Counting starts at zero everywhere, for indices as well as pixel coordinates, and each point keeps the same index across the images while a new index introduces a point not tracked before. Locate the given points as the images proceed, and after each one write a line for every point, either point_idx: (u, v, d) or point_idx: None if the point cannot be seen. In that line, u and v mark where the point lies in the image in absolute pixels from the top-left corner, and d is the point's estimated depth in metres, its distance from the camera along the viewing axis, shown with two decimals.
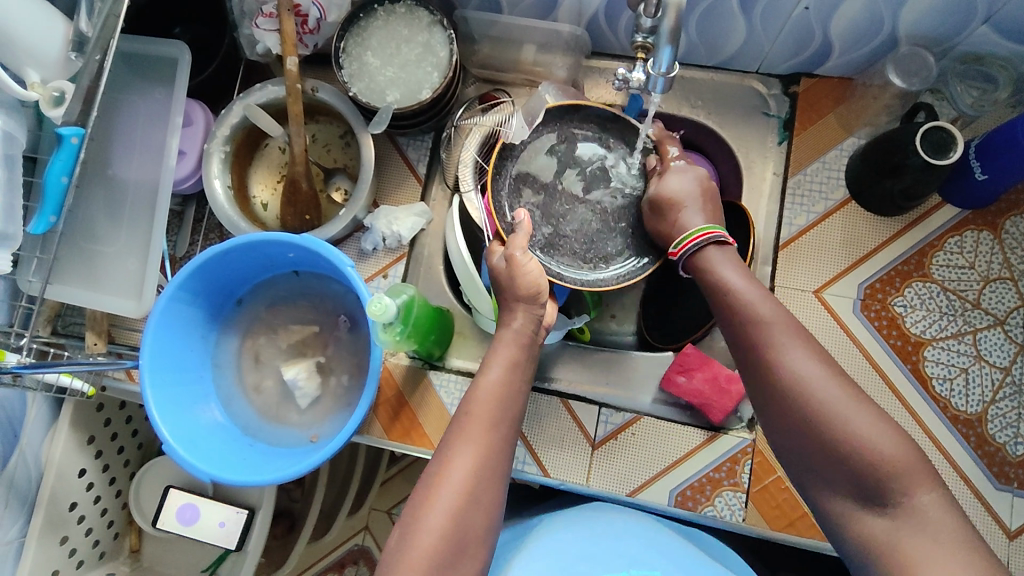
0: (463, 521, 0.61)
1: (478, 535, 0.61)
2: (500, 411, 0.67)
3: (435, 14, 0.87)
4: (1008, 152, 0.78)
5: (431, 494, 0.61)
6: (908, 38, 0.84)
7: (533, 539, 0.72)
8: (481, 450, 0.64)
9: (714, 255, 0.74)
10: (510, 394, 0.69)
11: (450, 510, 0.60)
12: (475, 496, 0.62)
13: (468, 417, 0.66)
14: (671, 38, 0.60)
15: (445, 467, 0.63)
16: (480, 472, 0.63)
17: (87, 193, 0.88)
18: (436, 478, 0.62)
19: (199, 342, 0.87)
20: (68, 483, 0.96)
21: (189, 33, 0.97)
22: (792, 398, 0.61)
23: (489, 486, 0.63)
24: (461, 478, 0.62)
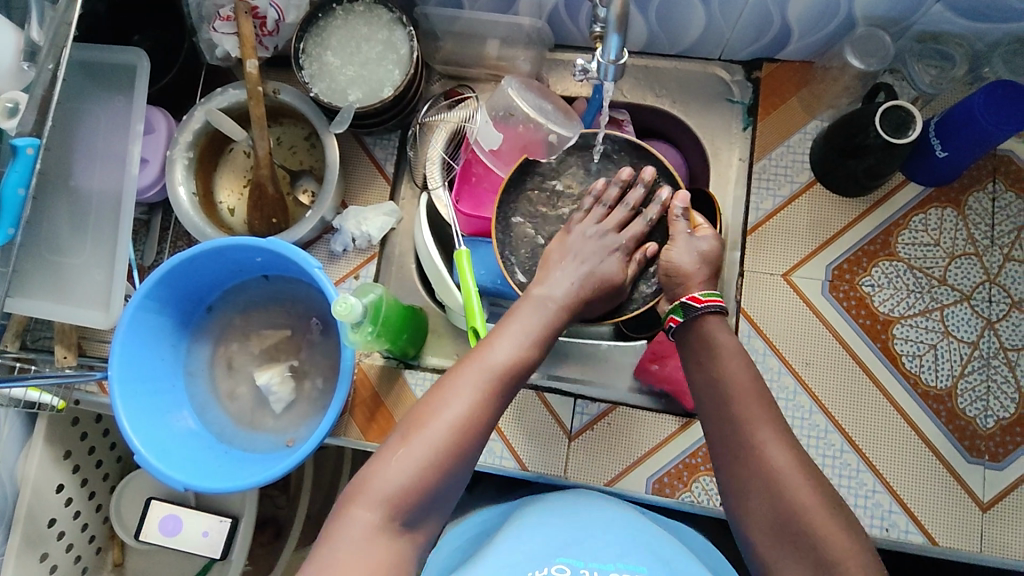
0: (439, 468, 0.60)
1: (447, 486, 0.61)
2: (510, 366, 0.66)
3: (394, 12, 0.87)
4: (965, 127, 0.79)
5: (413, 430, 0.61)
6: (864, 19, 0.85)
7: (514, 523, 0.71)
8: (476, 402, 0.63)
9: (715, 329, 0.69)
10: (524, 354, 0.67)
11: (425, 456, 0.59)
12: (456, 444, 0.61)
13: (470, 367, 0.65)
14: (619, 25, 0.61)
15: (431, 411, 0.62)
16: (468, 422, 0.62)
17: (48, 205, 0.86)
18: (418, 417, 0.62)
19: (170, 351, 0.86)
20: (44, 499, 0.95)
21: (148, 39, 0.94)
22: (759, 441, 0.61)
23: (473, 440, 0.62)
24: (446, 423, 0.61)
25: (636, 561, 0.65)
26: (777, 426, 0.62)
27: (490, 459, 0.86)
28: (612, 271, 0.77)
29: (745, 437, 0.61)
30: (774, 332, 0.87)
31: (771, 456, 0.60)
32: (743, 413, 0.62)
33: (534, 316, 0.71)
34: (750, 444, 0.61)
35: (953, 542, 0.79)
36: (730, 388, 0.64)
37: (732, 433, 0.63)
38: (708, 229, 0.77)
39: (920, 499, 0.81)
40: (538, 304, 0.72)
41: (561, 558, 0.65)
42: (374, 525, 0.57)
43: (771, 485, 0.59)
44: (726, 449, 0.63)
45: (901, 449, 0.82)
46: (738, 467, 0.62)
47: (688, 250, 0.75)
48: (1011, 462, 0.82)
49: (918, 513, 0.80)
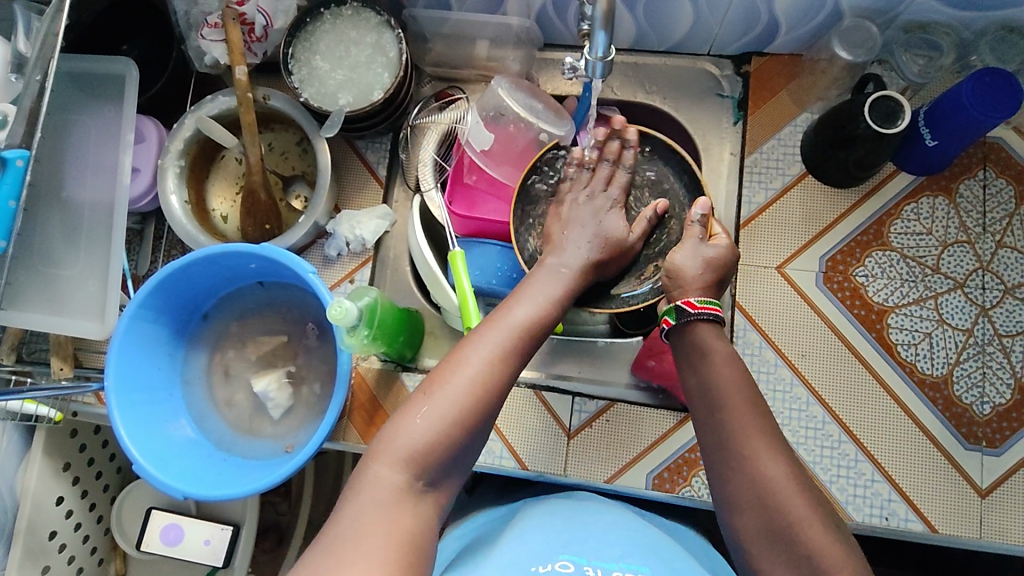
0: (463, 424, 0.59)
1: (471, 445, 0.60)
2: (530, 328, 0.66)
3: (382, 15, 0.87)
4: (953, 115, 0.80)
5: (436, 386, 0.60)
6: (851, 10, 0.85)
7: (517, 524, 0.72)
8: (497, 358, 0.62)
9: (707, 336, 0.68)
10: (542, 317, 0.67)
11: (448, 413, 0.59)
12: (480, 399, 0.60)
13: (489, 327, 0.64)
14: (605, 22, 0.61)
15: (454, 367, 0.61)
16: (490, 379, 0.61)
17: (41, 217, 0.86)
18: (440, 374, 0.61)
19: (166, 360, 0.86)
20: (45, 512, 0.95)
21: (137, 49, 0.94)
22: (752, 438, 0.61)
23: (496, 398, 0.61)
24: (469, 378, 0.60)
25: (639, 562, 0.65)
26: (768, 427, 0.62)
27: (490, 460, 0.86)
28: (615, 230, 0.78)
29: (738, 433, 0.61)
30: (769, 325, 0.87)
31: (766, 447, 0.60)
32: (736, 409, 0.62)
33: (549, 281, 0.71)
34: (745, 438, 0.61)
35: (952, 529, 0.80)
36: (722, 385, 0.64)
37: (726, 434, 0.62)
38: (722, 240, 0.75)
39: (919, 487, 0.81)
40: (552, 270, 0.72)
41: (563, 556, 0.64)
42: (398, 485, 0.56)
43: (760, 478, 0.59)
44: (718, 450, 0.62)
45: (899, 437, 0.83)
46: (726, 467, 0.61)
47: (693, 256, 0.74)
48: (1010, 448, 0.82)
49: (917, 501, 0.81)
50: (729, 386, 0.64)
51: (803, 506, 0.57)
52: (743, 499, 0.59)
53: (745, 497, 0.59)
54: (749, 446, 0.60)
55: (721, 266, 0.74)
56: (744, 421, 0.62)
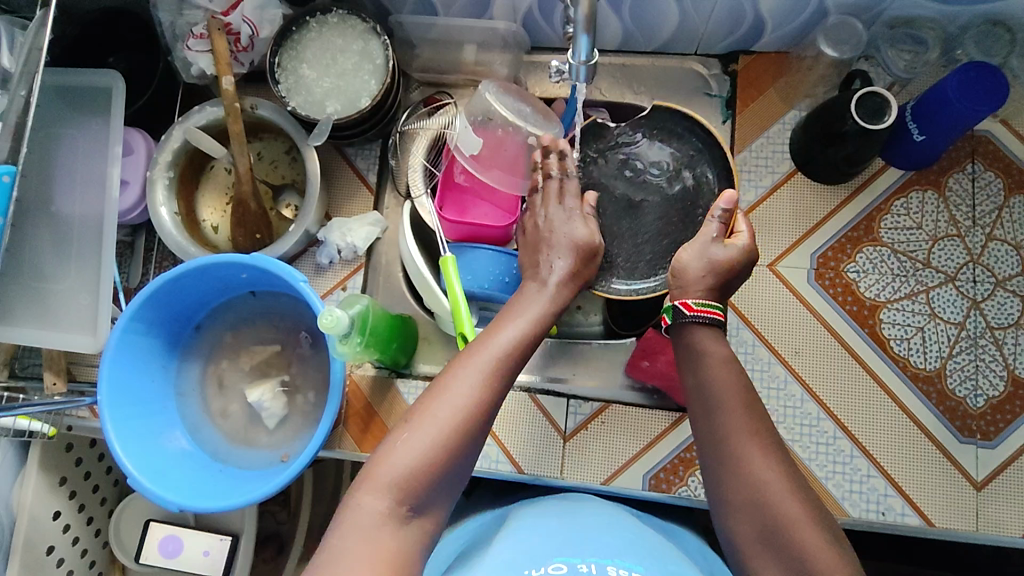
0: (447, 451, 0.59)
1: (459, 468, 0.60)
2: (516, 351, 0.66)
3: (367, 21, 0.87)
4: (941, 110, 0.80)
5: (423, 413, 0.60)
6: (836, 7, 0.85)
7: (508, 530, 0.71)
8: (482, 383, 0.62)
9: (706, 333, 0.68)
10: (528, 340, 0.67)
11: (433, 439, 0.59)
12: (466, 425, 0.60)
13: (475, 352, 0.65)
14: (588, 26, 0.61)
15: (440, 393, 0.61)
16: (476, 404, 0.61)
17: (32, 233, 0.86)
18: (427, 400, 0.61)
19: (160, 372, 0.86)
20: (42, 526, 0.94)
21: (124, 61, 0.94)
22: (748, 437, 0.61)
23: (482, 424, 0.61)
24: (453, 404, 0.60)
25: (633, 560, 0.65)
26: (764, 426, 0.62)
27: (486, 464, 0.86)
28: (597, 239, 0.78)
29: (733, 433, 0.61)
30: (762, 323, 0.88)
31: (759, 444, 0.61)
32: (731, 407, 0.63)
33: (532, 304, 0.72)
34: (738, 437, 0.61)
35: (948, 522, 0.80)
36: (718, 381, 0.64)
37: (721, 431, 0.62)
38: (742, 240, 0.73)
39: (914, 482, 0.81)
40: (536, 293, 0.73)
41: (558, 557, 0.64)
42: (382, 511, 0.56)
43: (754, 476, 0.59)
44: (715, 450, 0.62)
45: (893, 431, 0.83)
46: (720, 466, 0.62)
47: (700, 256, 0.72)
48: (1004, 440, 0.82)
49: (913, 496, 0.81)
50: (720, 384, 0.64)
51: (797, 503, 0.57)
52: (737, 497, 0.60)
53: (741, 496, 0.59)
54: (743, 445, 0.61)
55: (728, 270, 0.71)
56: (738, 425, 0.62)
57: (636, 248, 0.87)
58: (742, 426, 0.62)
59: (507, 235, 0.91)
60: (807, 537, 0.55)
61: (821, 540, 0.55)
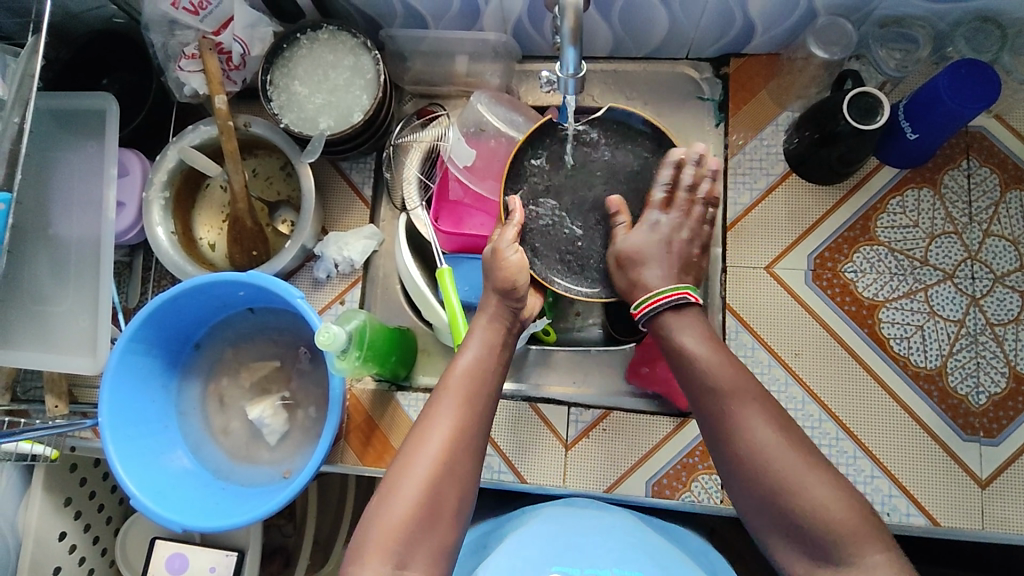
0: (428, 510, 0.60)
1: (447, 515, 0.62)
2: (477, 388, 0.67)
3: (358, 37, 0.87)
4: (933, 109, 0.80)
5: (401, 470, 0.62)
6: (825, 8, 0.85)
7: (509, 538, 0.71)
8: (452, 435, 0.64)
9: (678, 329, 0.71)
10: (488, 372, 0.68)
11: (414, 498, 0.60)
12: (444, 477, 0.62)
13: (442, 402, 0.66)
14: (573, 38, 0.61)
15: (415, 449, 0.63)
16: (450, 454, 0.63)
17: (30, 256, 0.86)
18: (405, 457, 0.63)
19: (160, 391, 0.86)
20: (48, 547, 0.94)
21: (117, 82, 0.95)
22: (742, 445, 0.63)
23: (460, 473, 0.63)
24: (427, 463, 0.62)
25: (632, 565, 0.67)
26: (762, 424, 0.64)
27: (488, 475, 0.86)
28: None
29: (729, 439, 0.64)
30: (761, 326, 0.87)
31: (762, 415, 0.64)
32: (727, 411, 0.65)
33: (475, 335, 0.71)
34: (732, 424, 0.64)
35: (954, 521, 0.80)
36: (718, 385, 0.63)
37: (713, 417, 0.66)
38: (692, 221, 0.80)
39: (920, 481, 0.81)
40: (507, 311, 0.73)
41: (557, 566, 0.66)
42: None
43: None
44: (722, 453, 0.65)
45: (896, 431, 0.83)
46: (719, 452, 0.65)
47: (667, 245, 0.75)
48: (1007, 436, 0.82)
49: (918, 496, 0.80)
50: (706, 385, 0.67)
51: (798, 460, 0.62)
52: None
53: None
54: (742, 425, 0.64)
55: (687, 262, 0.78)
56: (738, 438, 0.64)
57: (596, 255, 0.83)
58: (743, 431, 0.64)
59: None
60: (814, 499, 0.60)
61: (844, 518, 0.59)
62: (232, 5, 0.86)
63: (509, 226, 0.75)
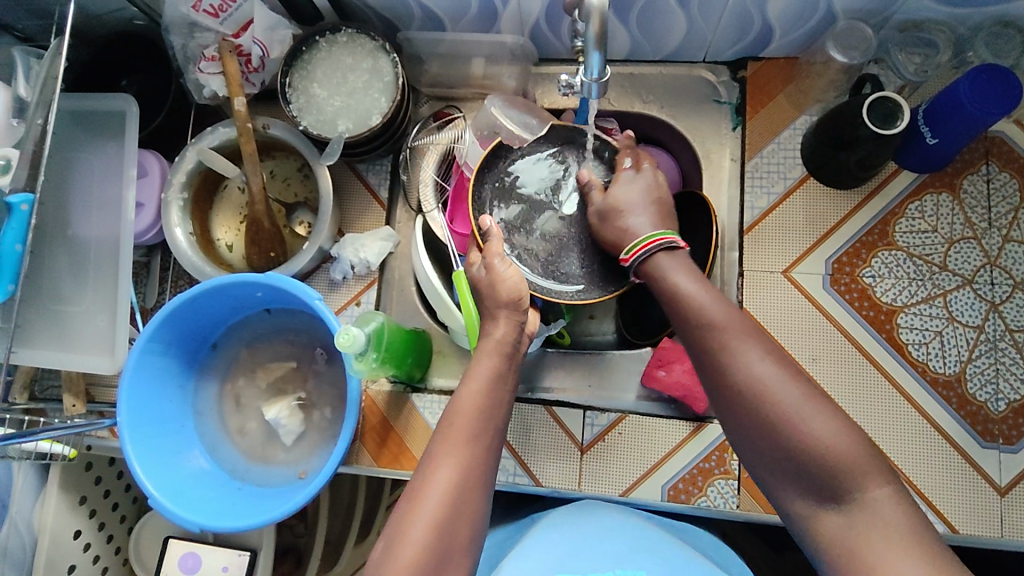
0: (441, 550, 0.57)
1: (461, 551, 0.59)
2: (482, 423, 0.65)
3: (377, 40, 0.88)
4: (953, 113, 0.79)
5: (411, 509, 0.59)
6: (845, 12, 0.85)
7: (517, 549, 0.71)
8: (460, 473, 0.61)
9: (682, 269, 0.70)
10: (492, 407, 0.67)
11: (428, 537, 0.57)
12: (455, 518, 0.59)
13: (448, 438, 0.63)
14: (598, 42, 0.61)
15: (424, 489, 0.60)
16: (461, 494, 0.60)
17: (49, 255, 0.87)
18: (413, 498, 0.60)
19: (177, 392, 0.86)
20: (63, 545, 0.95)
21: (136, 84, 0.95)
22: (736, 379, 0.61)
23: (470, 514, 0.60)
24: (435, 502, 0.59)
25: (635, 565, 0.65)
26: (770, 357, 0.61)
27: (503, 477, 0.86)
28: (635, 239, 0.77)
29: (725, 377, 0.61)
30: (778, 330, 0.87)
31: (755, 346, 0.61)
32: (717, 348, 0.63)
33: (483, 358, 0.70)
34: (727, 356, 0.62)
35: (974, 528, 0.79)
36: None
37: (709, 355, 0.63)
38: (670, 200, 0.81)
39: (939, 487, 0.80)
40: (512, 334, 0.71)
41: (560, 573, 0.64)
42: None
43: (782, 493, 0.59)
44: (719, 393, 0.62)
45: (915, 437, 0.82)
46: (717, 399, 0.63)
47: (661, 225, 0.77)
48: None
49: (937, 502, 0.80)
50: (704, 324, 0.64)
51: (796, 392, 0.58)
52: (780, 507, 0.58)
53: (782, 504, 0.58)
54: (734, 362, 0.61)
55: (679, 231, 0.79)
56: (730, 377, 0.61)
57: (566, 244, 0.85)
58: (740, 366, 0.60)
59: None
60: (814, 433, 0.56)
61: (844, 446, 0.55)
62: (252, 8, 0.87)
63: (492, 240, 0.77)
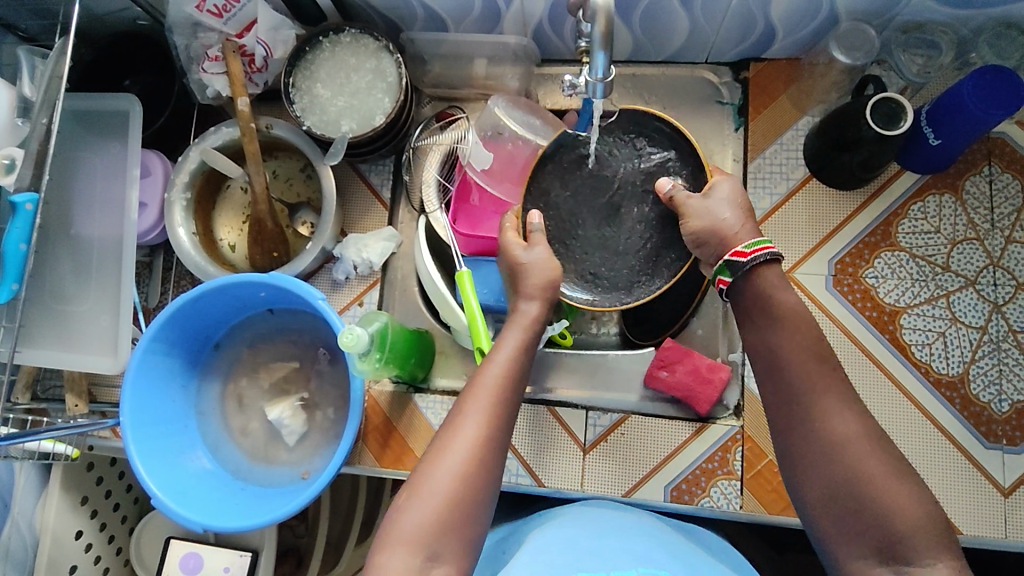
0: (462, 499, 0.59)
1: (482, 505, 0.61)
2: (509, 385, 0.67)
3: (380, 40, 0.88)
4: (956, 114, 0.79)
5: (435, 458, 0.61)
6: (848, 14, 0.85)
7: (529, 542, 0.70)
8: (484, 429, 0.63)
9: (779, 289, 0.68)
10: (520, 371, 0.68)
11: (450, 489, 0.59)
12: (477, 471, 0.61)
13: (474, 395, 0.65)
14: (604, 43, 0.61)
15: (448, 441, 0.62)
16: (485, 451, 0.62)
17: (54, 255, 0.87)
18: (436, 448, 0.62)
19: (180, 392, 0.86)
20: (65, 547, 0.95)
21: (139, 85, 0.95)
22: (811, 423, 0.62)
23: (492, 469, 0.62)
24: (453, 469, 0.60)
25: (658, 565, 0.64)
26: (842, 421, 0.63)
27: (506, 478, 0.86)
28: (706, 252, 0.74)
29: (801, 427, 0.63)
30: None
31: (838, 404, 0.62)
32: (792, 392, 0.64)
33: (509, 336, 0.71)
34: (807, 401, 0.63)
35: (976, 529, 0.79)
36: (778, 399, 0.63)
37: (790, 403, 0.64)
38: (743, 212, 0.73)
39: (941, 487, 0.80)
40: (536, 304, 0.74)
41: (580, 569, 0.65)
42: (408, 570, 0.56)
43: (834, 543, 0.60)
44: (781, 424, 0.65)
45: (918, 438, 0.82)
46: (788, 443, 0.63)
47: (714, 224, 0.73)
48: None
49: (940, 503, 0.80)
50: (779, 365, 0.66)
51: (879, 461, 0.59)
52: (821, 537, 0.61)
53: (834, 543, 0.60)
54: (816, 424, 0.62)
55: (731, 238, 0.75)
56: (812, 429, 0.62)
57: (600, 244, 0.83)
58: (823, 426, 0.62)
59: None
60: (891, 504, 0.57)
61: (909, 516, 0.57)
62: (256, 9, 0.87)
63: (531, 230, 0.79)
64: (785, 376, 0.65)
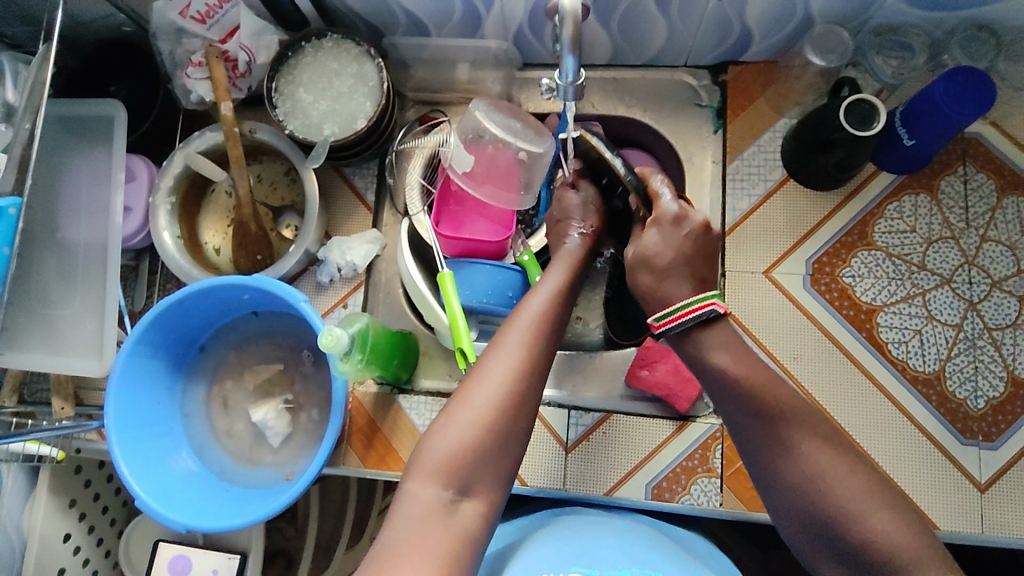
0: (494, 425, 0.62)
1: (509, 443, 0.64)
2: (544, 329, 0.70)
3: (362, 45, 0.89)
4: (928, 114, 0.81)
5: (469, 387, 0.65)
6: (821, 17, 0.87)
7: (526, 540, 0.71)
8: (518, 364, 0.66)
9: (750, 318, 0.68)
10: (554, 319, 0.72)
11: (482, 415, 0.62)
12: (510, 401, 0.64)
13: (510, 332, 0.69)
14: (573, 47, 0.62)
15: (481, 371, 0.66)
16: (518, 384, 0.65)
17: (39, 259, 0.87)
18: (471, 378, 0.66)
19: (166, 394, 0.87)
20: (53, 549, 0.95)
21: (125, 89, 0.96)
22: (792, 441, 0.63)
23: (524, 404, 0.65)
24: (487, 395, 0.64)
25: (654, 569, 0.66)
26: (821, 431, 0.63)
27: None
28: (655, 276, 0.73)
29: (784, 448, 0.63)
30: (761, 329, 0.88)
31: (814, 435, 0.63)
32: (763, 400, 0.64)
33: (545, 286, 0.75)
34: (784, 420, 0.63)
35: (955, 525, 0.80)
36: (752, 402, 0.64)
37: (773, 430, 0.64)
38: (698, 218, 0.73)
39: (919, 483, 0.81)
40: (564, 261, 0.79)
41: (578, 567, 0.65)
42: (434, 494, 0.59)
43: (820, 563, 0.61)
44: (763, 441, 0.64)
45: (896, 435, 0.83)
46: (767, 452, 0.63)
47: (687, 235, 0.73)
48: (1006, 441, 0.82)
49: (919, 500, 0.81)
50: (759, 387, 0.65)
51: (858, 486, 0.59)
52: (809, 550, 0.61)
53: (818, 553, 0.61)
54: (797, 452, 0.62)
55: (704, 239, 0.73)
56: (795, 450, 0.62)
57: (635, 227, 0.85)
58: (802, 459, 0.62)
59: (502, 248, 0.92)
60: (872, 525, 0.57)
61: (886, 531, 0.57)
62: (239, 14, 0.89)
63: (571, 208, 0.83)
64: (761, 391, 0.65)
